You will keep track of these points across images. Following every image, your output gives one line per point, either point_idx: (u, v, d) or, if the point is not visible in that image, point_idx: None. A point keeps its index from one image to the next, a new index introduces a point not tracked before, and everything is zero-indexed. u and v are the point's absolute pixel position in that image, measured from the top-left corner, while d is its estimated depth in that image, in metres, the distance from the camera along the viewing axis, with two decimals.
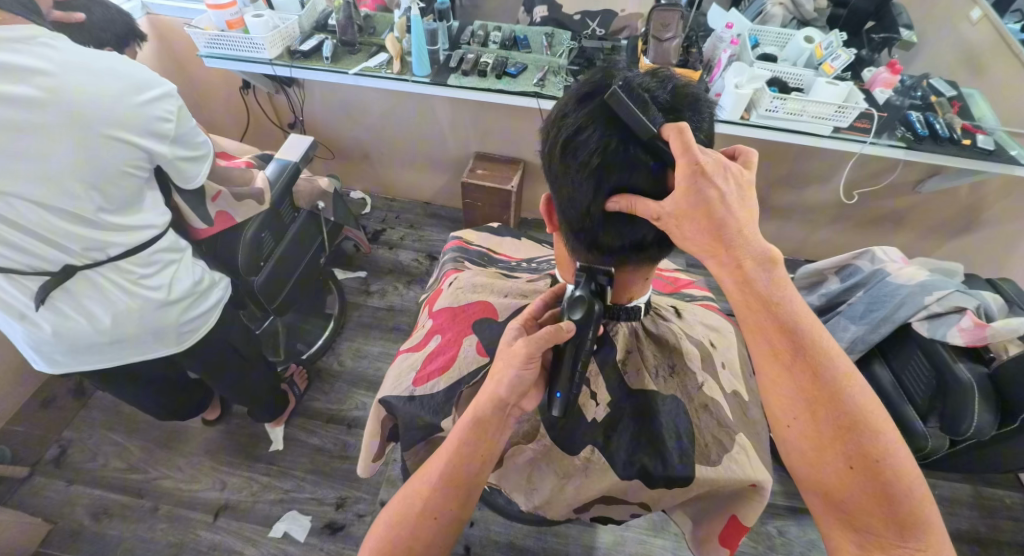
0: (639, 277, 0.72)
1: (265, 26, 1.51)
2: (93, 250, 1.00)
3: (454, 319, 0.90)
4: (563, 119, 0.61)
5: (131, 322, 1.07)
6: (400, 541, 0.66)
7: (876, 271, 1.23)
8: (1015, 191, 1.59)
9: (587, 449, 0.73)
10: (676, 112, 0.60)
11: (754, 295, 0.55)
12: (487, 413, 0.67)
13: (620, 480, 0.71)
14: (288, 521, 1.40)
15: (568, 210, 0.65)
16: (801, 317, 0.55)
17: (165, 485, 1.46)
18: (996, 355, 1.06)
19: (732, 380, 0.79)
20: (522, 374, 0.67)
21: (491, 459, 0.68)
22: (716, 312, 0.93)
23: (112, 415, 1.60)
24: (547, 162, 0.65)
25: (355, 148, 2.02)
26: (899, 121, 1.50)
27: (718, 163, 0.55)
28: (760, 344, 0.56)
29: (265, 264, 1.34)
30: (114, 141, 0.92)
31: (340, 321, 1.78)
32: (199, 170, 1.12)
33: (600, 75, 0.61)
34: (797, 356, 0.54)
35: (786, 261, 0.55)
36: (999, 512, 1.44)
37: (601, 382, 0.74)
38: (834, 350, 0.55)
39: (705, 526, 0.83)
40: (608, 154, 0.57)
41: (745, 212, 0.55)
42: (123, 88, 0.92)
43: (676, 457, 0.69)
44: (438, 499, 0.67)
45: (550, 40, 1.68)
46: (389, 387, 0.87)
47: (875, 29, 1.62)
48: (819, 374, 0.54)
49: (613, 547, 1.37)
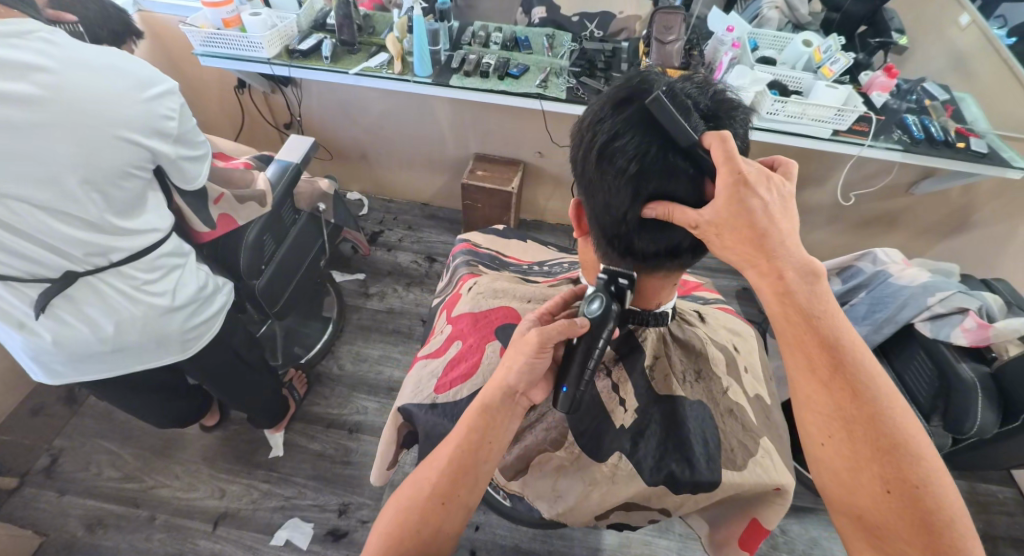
0: (668, 283, 0.72)
1: (263, 24, 1.48)
2: (96, 256, 0.97)
3: (476, 325, 0.89)
4: (598, 124, 0.60)
5: (135, 330, 1.04)
6: (409, 525, 0.67)
7: (878, 272, 1.26)
8: (1004, 193, 1.63)
9: (615, 456, 0.72)
10: (716, 120, 0.60)
11: (795, 310, 0.56)
12: (496, 401, 0.70)
13: (648, 486, 0.70)
14: (290, 529, 1.37)
15: (602, 216, 0.65)
16: (841, 333, 0.56)
17: (162, 494, 1.42)
18: (998, 355, 1.09)
19: (755, 385, 0.80)
20: (533, 363, 0.70)
21: (500, 443, 0.70)
22: (734, 315, 0.93)
23: (105, 422, 1.56)
24: (579, 167, 0.65)
25: (352, 148, 1.99)
26: (896, 125, 1.52)
27: (761, 173, 0.56)
28: (799, 358, 0.57)
29: (265, 268, 1.31)
30: (118, 141, 0.90)
31: (340, 324, 1.76)
32: (198, 171, 1.09)
33: (637, 79, 0.61)
34: (836, 373, 0.55)
35: (828, 275, 0.56)
36: (993, 507, 1.47)
37: (630, 388, 0.74)
38: (875, 369, 0.55)
39: (724, 528, 0.84)
40: (647, 160, 0.57)
41: (789, 224, 0.56)
42: (127, 87, 0.90)
43: (703, 462, 0.69)
44: (447, 485, 0.68)
45: (551, 41, 1.67)
46: (409, 394, 0.86)
47: (868, 33, 1.66)
48: (859, 391, 0.54)
49: (620, 547, 1.38)
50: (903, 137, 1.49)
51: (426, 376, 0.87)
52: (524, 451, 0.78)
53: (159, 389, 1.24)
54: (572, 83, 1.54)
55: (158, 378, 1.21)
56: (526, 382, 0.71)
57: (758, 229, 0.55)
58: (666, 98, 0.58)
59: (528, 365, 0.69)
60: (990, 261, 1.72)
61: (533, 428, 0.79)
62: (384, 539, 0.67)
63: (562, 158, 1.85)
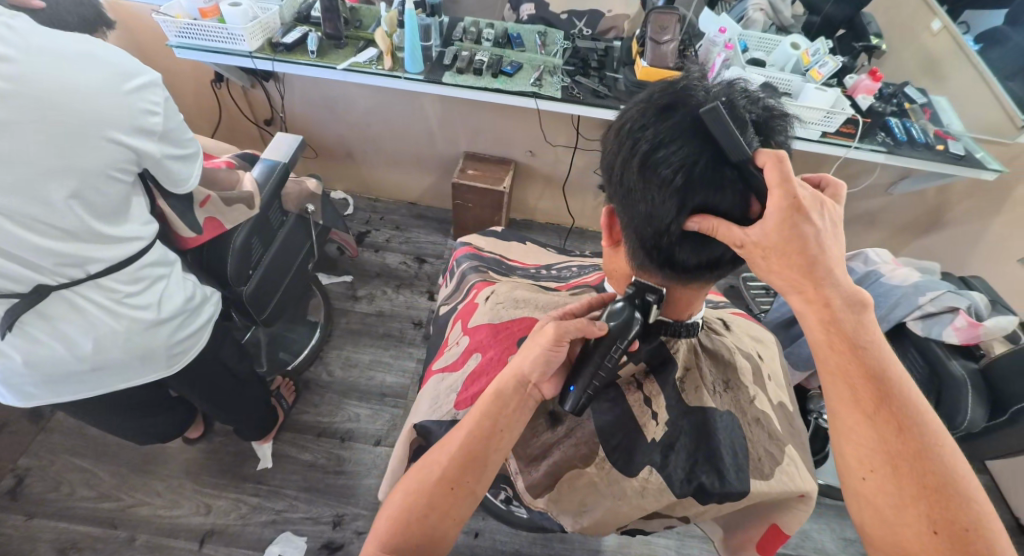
0: (700, 293, 0.75)
1: (244, 16, 1.40)
2: (71, 267, 0.90)
3: (496, 337, 0.88)
4: (640, 131, 0.62)
5: (116, 347, 0.98)
6: (417, 510, 0.67)
7: (870, 272, 1.28)
8: (977, 193, 1.72)
9: (645, 470, 0.75)
10: (763, 132, 0.63)
11: (840, 338, 0.58)
12: (508, 388, 0.70)
13: (676, 498, 0.73)
14: (283, 544, 1.32)
15: (641, 226, 0.66)
16: (886, 366, 0.59)
17: (142, 513, 1.35)
18: (985, 353, 1.14)
19: (777, 391, 0.83)
20: (548, 355, 0.69)
21: (511, 433, 0.69)
22: (753, 321, 0.99)
23: (76, 438, 1.46)
24: (617, 175, 0.66)
25: (338, 145, 1.93)
26: (880, 127, 1.56)
27: (812, 198, 0.59)
28: (842, 389, 0.59)
29: (254, 273, 1.25)
30: (97, 141, 0.83)
31: (328, 328, 1.71)
32: (188, 173, 1.03)
33: (680, 86, 0.63)
34: (881, 406, 0.57)
35: (874, 306, 0.59)
36: None
37: (662, 402, 0.76)
38: (921, 404, 0.58)
39: (740, 533, 0.84)
40: (693, 174, 0.59)
41: (836, 250, 0.58)
42: (106, 78, 0.83)
43: (732, 473, 0.72)
44: (455, 471, 0.67)
45: (544, 39, 1.64)
46: (427, 411, 0.85)
47: (846, 36, 1.70)
48: (904, 423, 0.57)
49: (621, 549, 1.38)
50: (886, 139, 1.53)
51: (444, 392, 0.86)
52: (553, 467, 0.80)
53: (142, 404, 1.17)
54: (567, 82, 1.53)
55: (140, 393, 1.14)
56: (540, 373, 0.71)
57: (808, 256, 0.57)
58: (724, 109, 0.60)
59: (540, 356, 0.69)
60: (964, 258, 1.80)
61: (561, 443, 0.80)
62: (391, 524, 0.67)
63: (554, 157, 1.84)
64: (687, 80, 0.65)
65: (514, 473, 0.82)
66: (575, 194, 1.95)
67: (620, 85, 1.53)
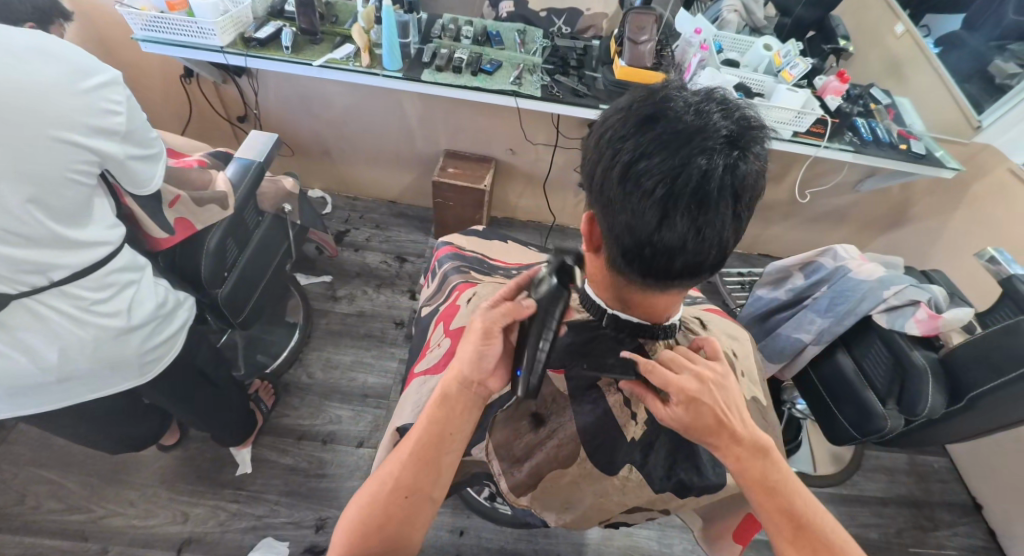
0: (679, 296, 0.75)
1: (214, 9, 1.36)
2: (33, 274, 0.86)
3: None
4: (621, 142, 0.63)
5: (84, 356, 0.94)
6: (372, 520, 0.68)
7: (839, 267, 1.27)
8: (938, 190, 1.81)
9: (626, 467, 0.79)
10: (746, 140, 0.63)
11: (755, 483, 0.67)
12: (454, 390, 0.70)
13: (656, 493, 0.80)
14: (264, 550, 1.29)
15: (621, 235, 0.66)
16: (796, 496, 0.68)
17: (114, 524, 1.30)
18: (944, 343, 1.15)
19: (750, 387, 0.89)
20: (481, 350, 0.69)
21: (460, 434, 0.70)
22: (723, 315, 1.04)
23: (41, 449, 1.40)
24: (597, 184, 0.66)
25: (315, 143, 1.90)
26: (848, 127, 1.62)
27: (701, 384, 0.67)
28: (769, 522, 0.67)
29: (229, 275, 1.22)
30: (54, 143, 0.80)
31: (307, 329, 1.68)
32: (153, 172, 0.99)
33: (660, 98, 0.64)
34: (801, 532, 0.66)
35: (776, 449, 0.68)
36: (930, 477, 1.66)
37: (641, 403, 0.79)
38: (832, 524, 0.67)
39: (718, 523, 0.87)
40: (673, 186, 0.61)
41: (734, 412, 0.67)
42: (61, 77, 0.80)
43: (710, 468, 0.79)
44: (409, 478, 0.68)
45: (523, 37, 1.64)
46: (410, 412, 0.85)
47: (816, 38, 1.76)
48: (819, 544, 0.65)
49: (604, 543, 1.40)
50: (854, 138, 1.58)
51: (426, 394, 0.86)
52: (535, 467, 0.80)
53: (112, 414, 1.13)
54: (547, 80, 1.53)
55: (111, 402, 1.10)
56: (481, 371, 0.70)
57: (713, 429, 0.66)
58: (703, 122, 0.62)
59: (479, 352, 0.69)
60: (924, 252, 1.89)
61: (544, 444, 0.80)
62: (348, 536, 0.68)
63: (534, 156, 1.85)
64: (668, 88, 0.66)
65: (495, 475, 0.80)
66: (555, 193, 1.97)
67: (599, 84, 1.54)
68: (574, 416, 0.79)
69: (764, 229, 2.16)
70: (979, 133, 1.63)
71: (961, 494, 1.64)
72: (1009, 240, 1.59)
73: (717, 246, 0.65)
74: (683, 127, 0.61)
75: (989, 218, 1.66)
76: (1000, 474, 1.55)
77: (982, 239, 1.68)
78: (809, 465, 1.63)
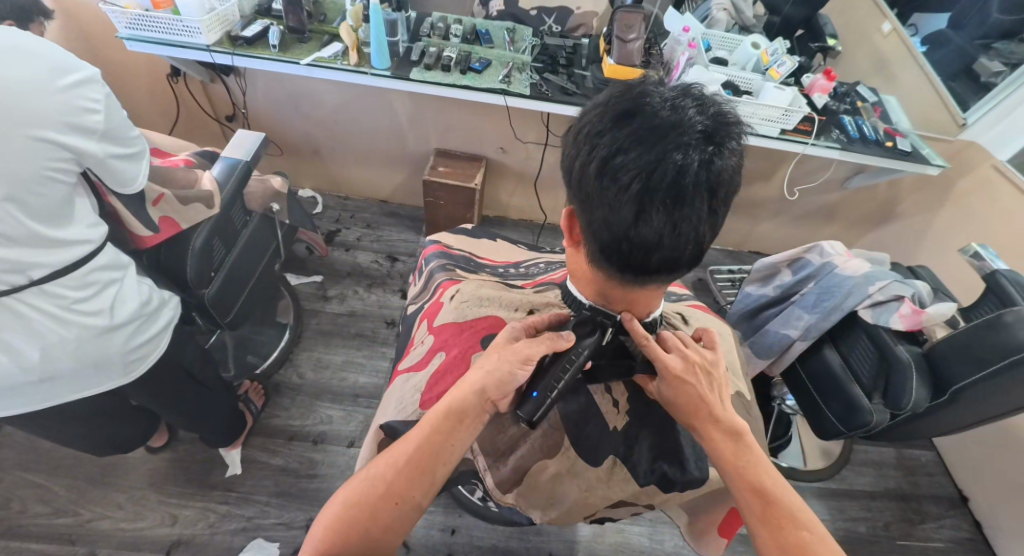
0: (658, 293, 0.76)
1: (200, 7, 1.35)
2: (12, 273, 0.85)
3: (460, 335, 0.89)
4: (598, 137, 0.64)
5: (66, 355, 0.94)
6: (354, 520, 0.67)
7: (825, 263, 1.28)
8: (924, 187, 1.83)
9: (610, 461, 0.81)
10: (722, 136, 0.63)
11: (727, 459, 0.70)
12: (465, 402, 0.71)
13: (640, 487, 0.80)
14: (254, 551, 1.29)
15: (600, 230, 0.66)
16: (768, 477, 0.69)
17: (102, 527, 1.29)
18: (928, 338, 1.16)
19: (735, 381, 0.92)
20: (510, 374, 0.71)
21: (460, 448, 0.71)
22: (707, 311, 1.05)
23: (27, 453, 1.39)
24: (575, 179, 0.67)
25: (304, 142, 1.89)
26: (835, 124, 1.63)
27: (686, 365, 0.73)
28: (740, 500, 0.68)
29: (216, 275, 1.21)
30: (30, 142, 0.79)
31: (297, 329, 1.68)
32: (136, 171, 0.98)
33: (637, 93, 0.64)
34: (769, 510, 0.66)
35: (750, 432, 0.71)
36: (917, 471, 1.68)
37: (625, 393, 0.82)
38: (803, 507, 0.67)
39: (703, 518, 0.87)
40: (649, 181, 0.61)
41: (712, 393, 0.72)
42: (35, 76, 0.79)
43: (693, 463, 0.80)
44: (401, 485, 0.68)
45: (513, 36, 1.64)
46: (393, 410, 0.85)
47: (805, 37, 1.77)
48: (787, 522, 0.65)
49: (596, 540, 1.41)
50: (840, 136, 1.59)
51: (410, 392, 0.86)
52: (519, 461, 0.80)
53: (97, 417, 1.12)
54: (536, 79, 1.53)
55: (97, 404, 1.09)
56: (498, 389, 0.72)
57: (692, 405, 0.72)
58: (678, 117, 0.62)
59: (506, 373, 0.71)
60: (910, 249, 1.91)
61: (527, 436, 0.80)
62: (326, 532, 0.67)
63: (524, 155, 1.85)
64: (646, 83, 0.66)
65: (481, 470, 0.80)
66: (546, 191, 1.97)
67: (588, 83, 1.55)
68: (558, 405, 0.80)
69: (754, 227, 2.18)
70: (964, 130, 1.66)
71: (948, 487, 1.66)
72: (993, 236, 1.61)
73: (694, 241, 0.65)
74: (659, 123, 0.61)
75: (974, 214, 1.68)
76: (986, 467, 1.57)
77: (966, 236, 1.70)
78: (799, 460, 1.64)
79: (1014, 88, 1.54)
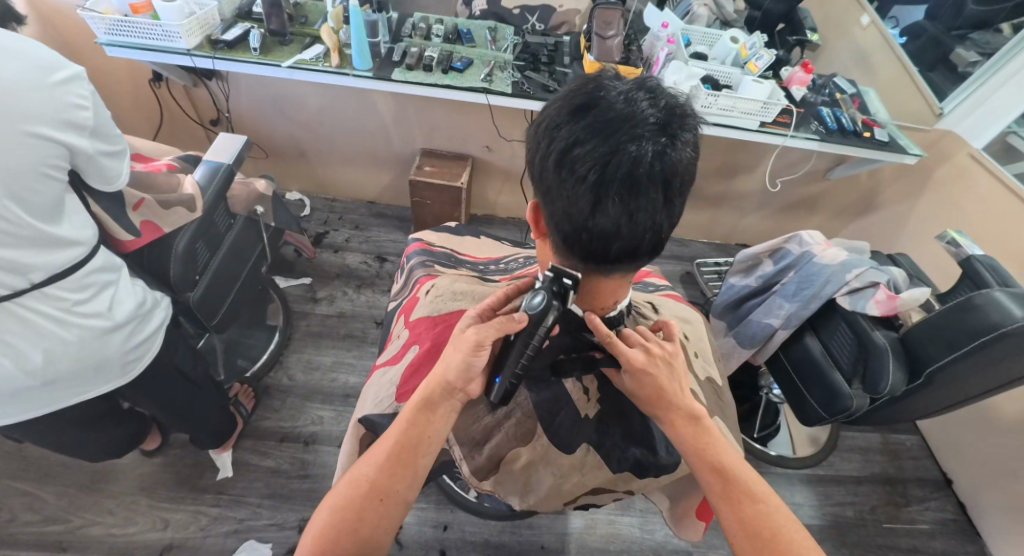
0: (623, 283, 0.77)
1: (179, 11, 1.36)
2: (13, 276, 0.85)
3: (433, 328, 0.90)
4: (556, 130, 0.65)
5: (69, 357, 0.94)
6: (344, 523, 0.68)
7: (804, 253, 1.31)
8: (904, 176, 1.86)
9: (583, 448, 0.82)
10: (675, 127, 0.64)
11: (688, 443, 0.72)
12: (433, 393, 0.73)
13: (614, 473, 0.82)
14: (247, 552, 1.30)
15: (560, 221, 0.68)
16: (726, 457, 0.72)
17: (93, 533, 1.30)
18: (904, 322, 1.17)
19: (706, 368, 0.95)
20: (470, 361, 0.72)
21: (437, 436, 0.73)
22: (681, 301, 1.08)
23: (16, 462, 1.39)
24: (537, 172, 0.69)
25: (290, 145, 1.90)
26: (813, 116, 1.65)
27: (648, 358, 0.73)
28: (702, 479, 0.72)
29: (201, 278, 1.22)
30: (24, 138, 0.80)
31: (287, 331, 1.68)
32: (120, 169, 0.98)
33: (593, 86, 0.66)
34: (728, 487, 0.70)
35: (707, 415, 0.74)
36: (902, 455, 1.71)
37: (595, 382, 0.84)
38: (756, 479, 0.71)
39: (682, 503, 0.89)
40: (603, 171, 0.63)
41: (672, 382, 0.73)
42: (26, 72, 0.80)
43: (663, 447, 0.82)
44: (385, 481, 0.69)
45: (494, 35, 1.66)
46: (370, 405, 0.86)
47: (785, 31, 1.78)
48: (745, 496, 0.70)
49: (587, 532, 1.42)
50: (819, 128, 1.61)
51: (386, 385, 0.88)
52: (495, 449, 0.81)
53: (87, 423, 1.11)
54: (517, 77, 1.55)
55: (93, 407, 1.10)
56: (464, 378, 0.74)
57: (653, 395, 0.73)
58: (631, 110, 0.63)
59: (461, 363, 0.72)
60: (893, 237, 1.94)
61: (502, 425, 0.82)
62: (317, 541, 0.67)
63: (510, 153, 1.86)
64: (603, 77, 0.67)
65: (458, 459, 0.81)
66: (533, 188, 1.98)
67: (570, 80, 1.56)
68: (529, 392, 0.83)
69: (739, 220, 2.20)
70: (940, 120, 1.69)
71: (933, 470, 1.69)
72: (971, 223, 1.64)
73: (651, 230, 0.67)
74: (614, 116, 0.63)
75: (952, 202, 1.70)
76: (969, 450, 1.60)
77: (946, 223, 1.72)
78: (788, 448, 1.66)
79: (987, 79, 1.57)
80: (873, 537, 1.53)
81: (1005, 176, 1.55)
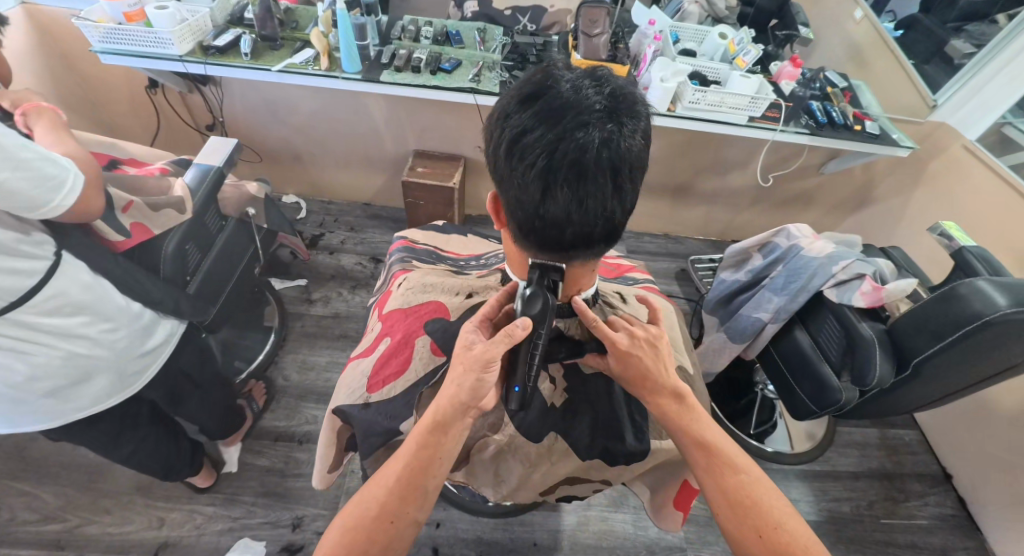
0: (588, 269, 0.78)
1: (172, 18, 1.38)
2: None
3: (406, 318, 0.92)
4: (507, 120, 0.66)
5: (64, 372, 0.99)
6: (355, 546, 0.69)
7: (792, 246, 1.31)
8: (898, 169, 1.85)
9: (550, 437, 0.84)
10: (621, 113, 0.65)
11: (672, 419, 0.73)
12: (446, 414, 0.72)
13: (582, 460, 0.84)
14: (240, 550, 1.31)
15: (514, 209, 0.69)
16: (710, 431, 0.72)
17: (91, 532, 1.31)
18: (890, 313, 1.17)
19: (677, 355, 0.96)
20: (481, 381, 0.72)
21: (445, 460, 0.72)
22: (656, 293, 1.10)
23: (16, 462, 1.41)
24: (492, 162, 0.70)
25: (284, 149, 1.92)
26: (803, 111, 1.64)
27: (632, 341, 0.73)
28: (685, 453, 0.72)
29: (191, 280, 1.23)
30: None
31: (282, 332, 1.70)
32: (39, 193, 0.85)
33: (542, 76, 0.66)
34: (710, 458, 0.71)
35: (692, 394, 0.74)
36: (900, 449, 1.70)
37: (561, 373, 0.85)
38: (737, 451, 0.72)
39: (661, 493, 0.90)
40: (550, 157, 0.63)
41: (657, 363, 0.73)
42: None
43: (631, 434, 0.83)
44: (394, 503, 0.70)
45: (483, 36, 1.67)
46: (344, 396, 0.88)
47: (778, 27, 1.78)
48: (727, 468, 0.70)
49: (580, 529, 1.42)
50: (809, 122, 1.61)
51: (358, 377, 0.89)
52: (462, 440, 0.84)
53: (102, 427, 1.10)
54: (505, 76, 1.56)
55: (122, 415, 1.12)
56: (473, 398, 0.73)
57: (639, 376, 0.74)
58: (578, 99, 0.64)
59: (473, 383, 0.72)
60: (889, 231, 1.93)
61: None
62: None
63: None
64: (552, 67, 0.68)
65: None
66: None
67: None
68: None
69: (734, 216, 2.19)
70: (933, 111, 1.68)
71: (932, 465, 1.67)
72: (966, 216, 1.62)
73: (603, 217, 0.67)
74: (560, 104, 0.64)
75: (947, 194, 1.69)
76: (968, 444, 1.58)
77: (941, 215, 1.71)
78: (785, 444, 1.65)
79: (980, 68, 1.56)
80: (871, 533, 1.52)
81: (999, 167, 1.54)
